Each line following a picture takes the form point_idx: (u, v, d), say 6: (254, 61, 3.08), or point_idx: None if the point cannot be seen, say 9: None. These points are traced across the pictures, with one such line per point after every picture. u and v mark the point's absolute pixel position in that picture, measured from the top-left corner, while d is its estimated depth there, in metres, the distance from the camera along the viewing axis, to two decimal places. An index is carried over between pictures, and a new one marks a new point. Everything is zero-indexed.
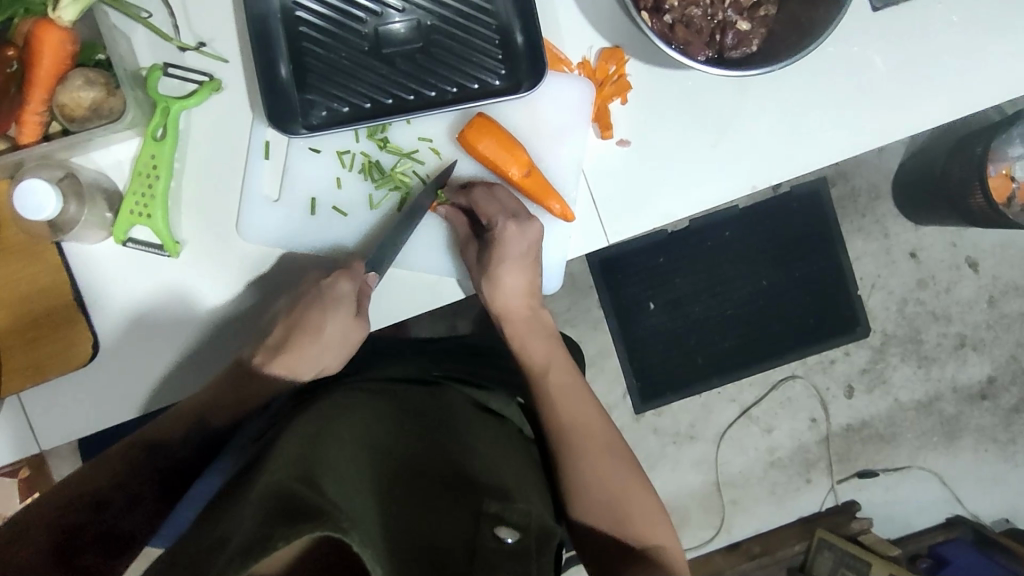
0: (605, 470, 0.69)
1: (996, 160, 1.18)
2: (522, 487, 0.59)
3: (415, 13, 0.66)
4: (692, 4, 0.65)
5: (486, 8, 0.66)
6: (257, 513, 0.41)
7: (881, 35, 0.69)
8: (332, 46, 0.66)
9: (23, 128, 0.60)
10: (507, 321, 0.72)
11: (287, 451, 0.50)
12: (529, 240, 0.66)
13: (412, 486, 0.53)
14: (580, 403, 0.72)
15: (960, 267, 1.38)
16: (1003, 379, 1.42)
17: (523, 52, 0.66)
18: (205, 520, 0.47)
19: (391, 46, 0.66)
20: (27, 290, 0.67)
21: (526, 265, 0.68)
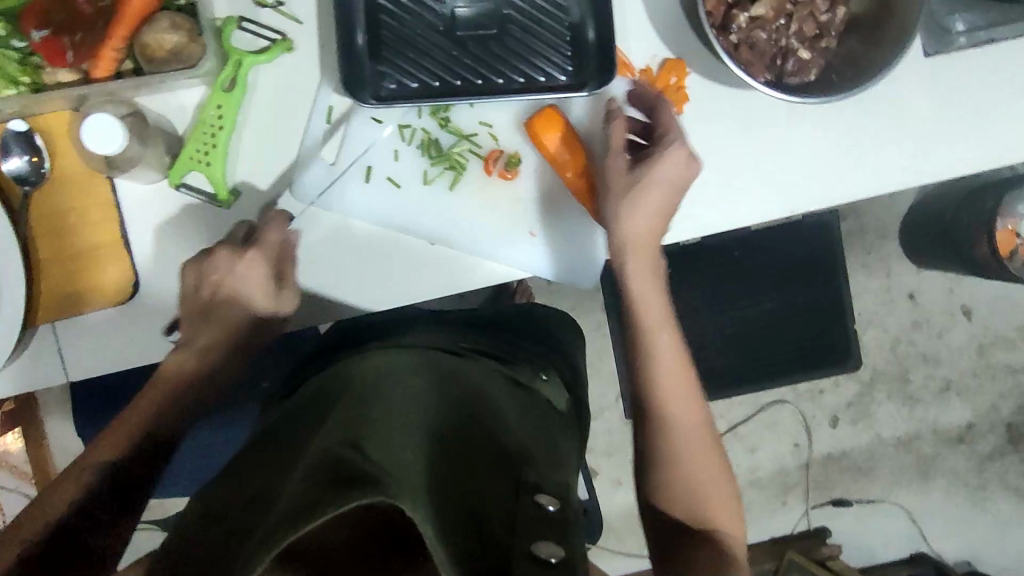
0: (687, 438, 0.67)
1: (1005, 215, 1.19)
2: (551, 456, 0.63)
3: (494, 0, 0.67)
4: (758, 27, 0.67)
5: (561, 5, 0.68)
6: (312, 482, 0.47)
7: (929, 80, 0.72)
8: (408, 22, 0.67)
9: (98, 62, 0.61)
10: (632, 255, 0.68)
11: (336, 422, 0.56)
12: (676, 176, 0.66)
13: (461, 440, 0.57)
14: (682, 376, 0.69)
15: (954, 313, 1.43)
16: (982, 427, 1.46)
17: (591, 53, 0.68)
18: (262, 490, 0.53)
19: (467, 30, 0.67)
20: (77, 221, 0.68)
21: (670, 194, 0.67)
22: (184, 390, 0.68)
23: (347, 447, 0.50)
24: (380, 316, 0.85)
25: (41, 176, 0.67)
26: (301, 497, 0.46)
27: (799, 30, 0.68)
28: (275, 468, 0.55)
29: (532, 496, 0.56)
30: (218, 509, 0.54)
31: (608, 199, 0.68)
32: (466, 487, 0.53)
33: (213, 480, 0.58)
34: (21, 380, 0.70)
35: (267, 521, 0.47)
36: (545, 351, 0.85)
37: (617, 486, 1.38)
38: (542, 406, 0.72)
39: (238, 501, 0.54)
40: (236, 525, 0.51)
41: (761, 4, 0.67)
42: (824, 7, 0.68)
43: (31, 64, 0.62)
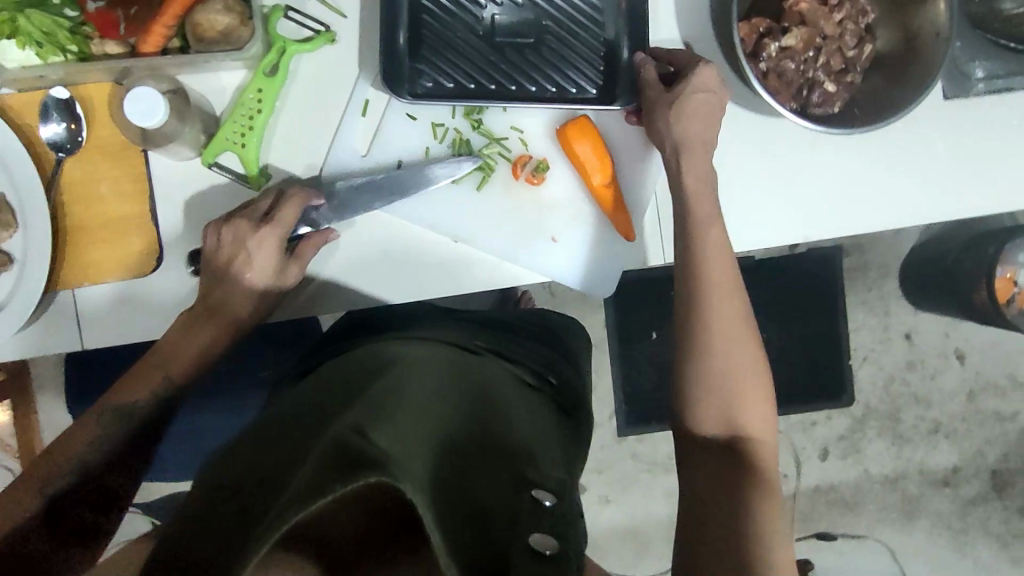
0: (738, 365, 0.63)
1: (1005, 263, 1.21)
2: (553, 456, 0.63)
3: (535, 12, 0.69)
4: (787, 57, 0.69)
5: (599, 23, 0.70)
6: (320, 465, 0.47)
7: (945, 121, 0.74)
8: (450, 24, 0.69)
9: (147, 38, 0.63)
10: (686, 160, 0.66)
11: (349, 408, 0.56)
12: (711, 91, 0.66)
13: (464, 433, 0.58)
14: (729, 288, 0.65)
15: (948, 357, 1.45)
16: (968, 471, 1.48)
17: (624, 71, 0.70)
18: (272, 471, 0.53)
19: (506, 37, 0.69)
20: (107, 191, 0.69)
21: (710, 98, 0.66)
22: (180, 365, 0.69)
23: (354, 432, 0.51)
24: (386, 310, 0.85)
25: (76, 143, 0.68)
26: (309, 478, 0.46)
27: (826, 63, 0.70)
28: (283, 452, 0.55)
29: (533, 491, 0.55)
30: (228, 486, 0.54)
31: (656, 109, 0.67)
32: (467, 479, 0.53)
33: (223, 460, 0.58)
34: (35, 344, 0.70)
35: (275, 505, 0.47)
36: (551, 355, 0.86)
37: (605, 503, 1.38)
38: (547, 410, 0.73)
39: (249, 481, 0.53)
40: (245, 503, 0.51)
41: (792, 35, 0.69)
42: (852, 43, 0.71)
43: (82, 33, 0.64)
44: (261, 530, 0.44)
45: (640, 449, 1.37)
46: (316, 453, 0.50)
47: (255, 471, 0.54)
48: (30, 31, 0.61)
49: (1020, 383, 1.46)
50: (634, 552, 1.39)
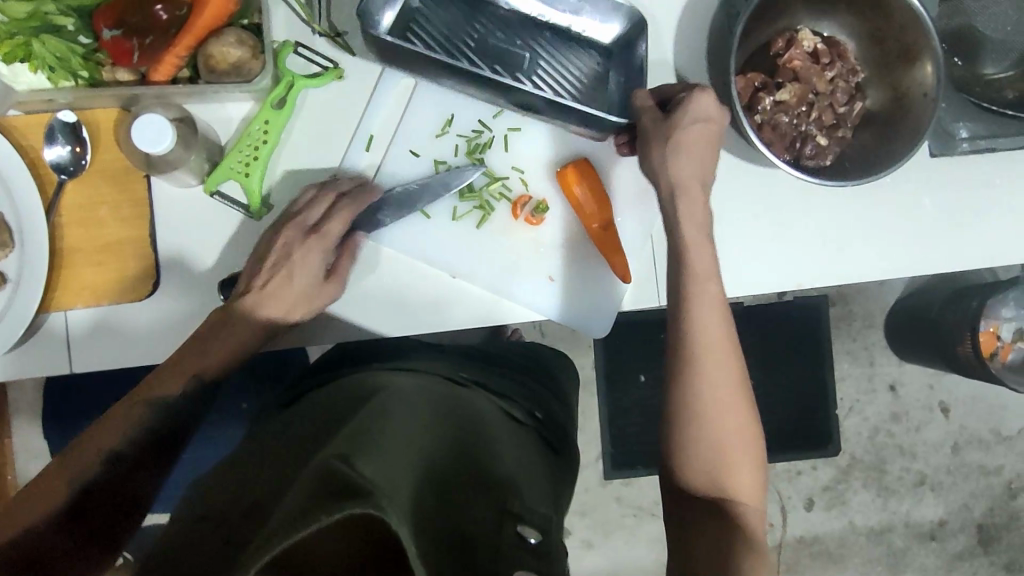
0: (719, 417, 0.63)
1: (987, 316, 1.23)
2: (538, 491, 0.62)
3: (530, 52, 0.73)
4: (781, 111, 0.72)
5: (587, 81, 0.74)
6: (304, 493, 0.46)
7: (931, 178, 0.76)
8: (446, 41, 0.72)
9: (159, 67, 0.64)
10: (681, 198, 0.66)
11: (337, 435, 0.55)
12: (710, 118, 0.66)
13: (448, 460, 0.57)
14: (723, 349, 0.65)
15: (932, 409, 1.46)
16: (954, 525, 1.47)
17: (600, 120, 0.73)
18: (258, 500, 0.52)
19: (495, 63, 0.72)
20: (107, 215, 0.69)
21: (710, 128, 0.66)
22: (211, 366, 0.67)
23: (339, 458, 0.50)
24: (373, 341, 0.83)
25: (79, 167, 0.68)
26: (295, 506, 0.45)
27: (818, 118, 0.73)
28: (268, 480, 0.54)
29: (517, 526, 0.54)
30: (214, 516, 0.52)
31: (652, 143, 0.66)
32: (451, 509, 0.53)
33: (207, 488, 0.57)
34: (24, 366, 0.69)
35: (259, 534, 0.46)
36: (539, 389, 0.85)
37: (589, 547, 1.36)
38: (535, 446, 0.72)
39: (234, 510, 0.52)
40: (230, 534, 0.50)
41: (787, 90, 0.72)
42: (843, 100, 0.73)
43: (95, 60, 0.65)
44: (245, 557, 0.43)
45: (626, 494, 1.36)
46: (301, 480, 0.49)
47: (238, 498, 0.53)
48: (44, 55, 0.62)
49: (1003, 437, 1.47)
50: None
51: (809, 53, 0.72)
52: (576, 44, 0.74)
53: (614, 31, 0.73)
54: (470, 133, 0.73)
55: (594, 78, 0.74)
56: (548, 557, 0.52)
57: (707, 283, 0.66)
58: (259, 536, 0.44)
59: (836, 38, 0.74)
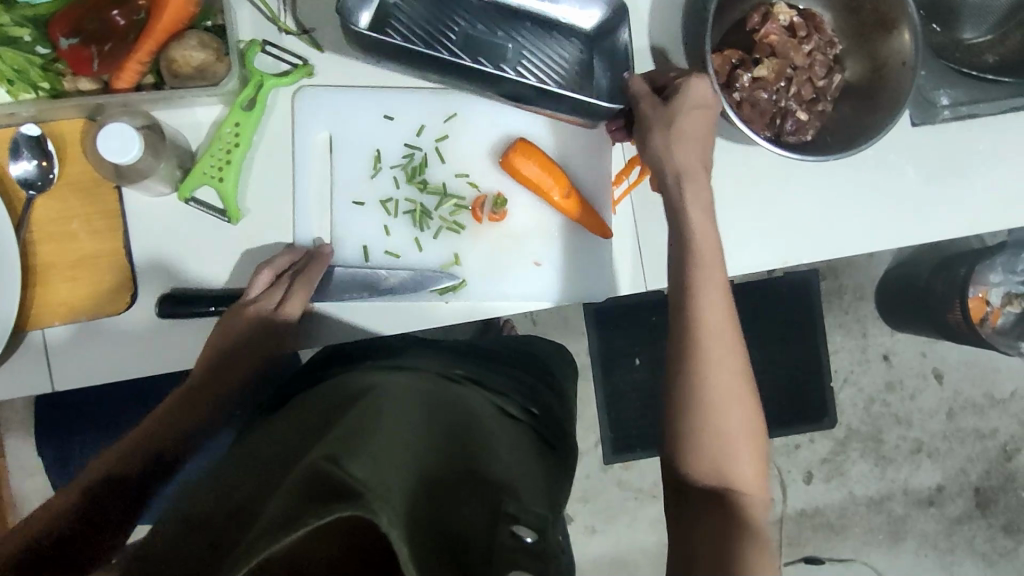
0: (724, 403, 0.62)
1: (976, 283, 1.24)
2: (533, 489, 0.61)
3: (512, 38, 0.71)
4: (760, 88, 0.71)
5: (575, 63, 0.72)
6: (292, 494, 0.45)
7: (915, 148, 0.76)
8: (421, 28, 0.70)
9: (121, 73, 0.62)
10: (688, 184, 0.65)
11: (328, 435, 0.54)
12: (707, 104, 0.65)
13: (441, 462, 0.56)
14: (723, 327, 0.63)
15: (926, 377, 1.46)
16: (951, 489, 1.48)
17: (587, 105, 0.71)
18: (245, 502, 0.51)
19: (474, 52, 0.70)
20: (80, 228, 0.68)
21: (706, 115, 0.66)
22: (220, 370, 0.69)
23: (327, 457, 0.49)
24: (359, 343, 0.82)
25: (47, 180, 0.67)
26: (283, 509, 0.44)
27: (797, 93, 0.71)
28: (257, 483, 0.53)
29: (513, 527, 0.52)
30: (200, 519, 0.51)
31: (652, 130, 0.65)
32: (445, 512, 0.52)
33: (193, 494, 0.56)
34: (4, 386, 0.68)
35: (247, 537, 0.45)
36: (534, 385, 0.85)
37: (592, 533, 1.36)
38: (529, 442, 0.71)
39: (220, 513, 0.51)
40: (216, 539, 0.49)
41: (764, 66, 0.70)
42: (822, 73, 0.72)
43: (54, 70, 0.63)
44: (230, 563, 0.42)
45: (626, 477, 1.36)
46: (289, 481, 0.48)
47: (225, 503, 0.52)
48: (1, 69, 0.61)
49: (997, 401, 1.48)
50: None
51: (785, 26, 0.72)
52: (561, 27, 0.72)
53: (593, 18, 0.71)
54: (404, 159, 0.72)
55: (581, 61, 0.72)
56: (546, 557, 0.51)
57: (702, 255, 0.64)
58: (245, 542, 0.43)
59: (812, 11, 0.73)
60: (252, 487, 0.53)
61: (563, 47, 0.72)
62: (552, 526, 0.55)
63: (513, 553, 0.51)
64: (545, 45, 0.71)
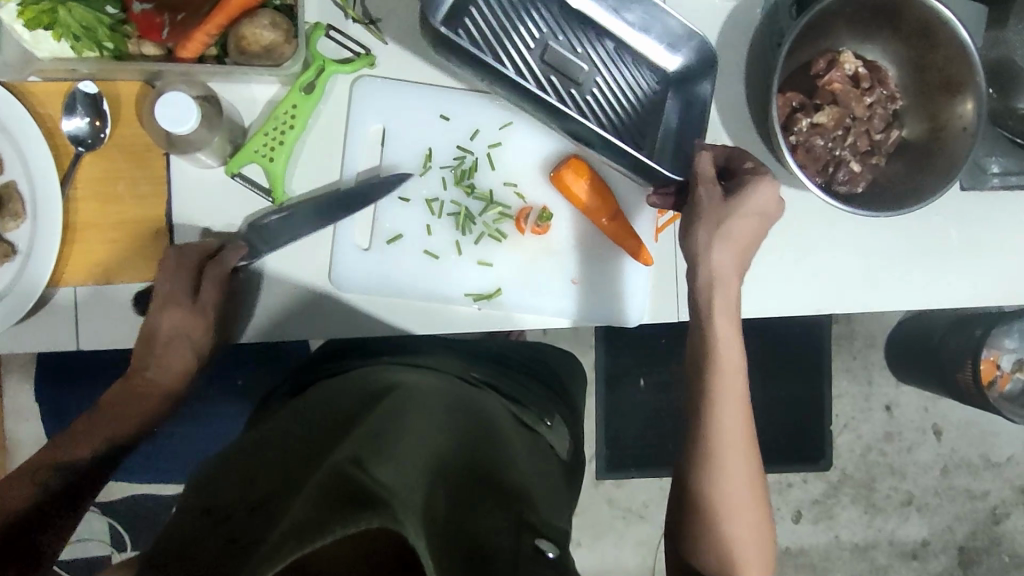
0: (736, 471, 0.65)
1: (991, 344, 1.24)
2: (548, 504, 0.62)
3: (589, 63, 0.71)
4: (817, 134, 0.71)
5: (646, 103, 0.72)
6: (315, 499, 0.45)
7: (958, 211, 0.76)
8: (495, 30, 0.69)
9: (187, 44, 0.62)
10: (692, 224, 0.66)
11: (352, 434, 0.54)
12: (764, 205, 0.64)
13: (462, 469, 0.56)
14: (738, 413, 0.66)
15: (925, 431, 1.47)
16: (936, 545, 1.48)
17: (660, 152, 0.71)
18: (266, 497, 0.51)
19: (552, 67, 0.70)
20: (123, 191, 0.68)
21: (760, 222, 0.65)
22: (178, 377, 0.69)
23: (353, 462, 0.49)
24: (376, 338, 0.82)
25: (98, 140, 0.66)
26: (307, 510, 0.44)
27: (853, 143, 0.72)
28: (277, 479, 0.53)
29: (536, 540, 0.52)
30: (220, 508, 0.51)
31: (702, 219, 0.64)
32: (465, 519, 0.52)
33: (213, 473, 0.57)
34: (30, 337, 0.68)
35: (269, 539, 0.45)
36: (550, 395, 0.85)
37: (577, 546, 1.36)
38: (546, 455, 0.72)
39: (241, 506, 0.51)
40: (236, 532, 0.49)
41: (824, 113, 0.70)
42: (879, 127, 0.72)
43: (121, 32, 0.62)
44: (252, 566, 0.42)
45: (618, 495, 1.36)
46: (312, 484, 0.48)
47: (243, 494, 0.52)
48: (69, 23, 0.59)
49: (992, 463, 1.48)
50: None
51: (849, 76, 0.72)
52: (636, 64, 0.72)
53: (677, 62, 0.72)
54: (453, 161, 0.71)
55: (651, 104, 0.72)
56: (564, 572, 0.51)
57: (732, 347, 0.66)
58: (267, 546, 0.43)
59: (877, 63, 0.73)
60: (272, 483, 0.52)
61: (637, 85, 0.72)
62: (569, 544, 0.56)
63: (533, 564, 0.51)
64: (624, 68, 0.72)
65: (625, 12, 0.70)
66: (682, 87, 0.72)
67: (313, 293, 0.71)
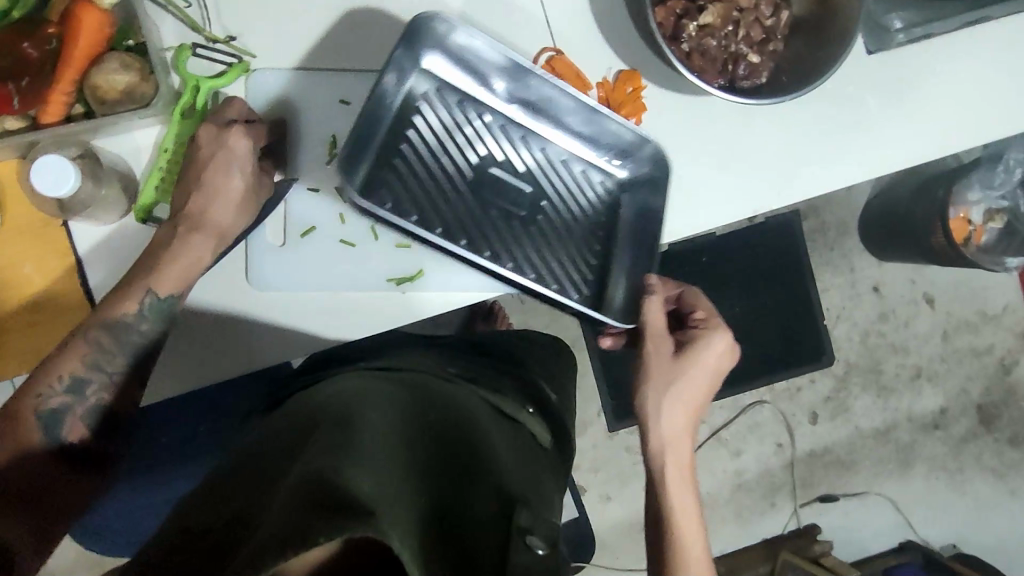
0: (697, 549, 0.67)
1: (957, 204, 1.22)
2: (533, 496, 0.60)
3: (533, 183, 0.71)
4: (708, 35, 0.69)
5: (594, 213, 0.73)
6: (295, 506, 0.43)
7: (873, 75, 0.74)
8: (432, 164, 0.68)
9: (46, 107, 0.61)
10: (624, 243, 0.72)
11: (322, 439, 0.52)
12: (715, 358, 0.72)
13: (440, 473, 0.55)
14: (695, 522, 0.69)
15: (918, 302, 1.46)
16: (955, 410, 1.48)
17: (613, 277, 0.72)
18: (242, 508, 0.49)
19: (496, 195, 0.70)
20: (32, 271, 0.66)
21: (710, 379, 0.73)
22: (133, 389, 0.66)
23: (329, 469, 0.47)
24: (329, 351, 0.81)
25: None
26: (284, 522, 0.42)
27: (747, 36, 0.70)
28: (251, 486, 0.51)
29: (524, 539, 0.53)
30: (200, 526, 0.49)
31: (654, 370, 0.71)
32: (448, 527, 0.50)
33: (188, 493, 0.54)
34: None
35: (250, 543, 0.43)
36: (519, 374, 0.85)
37: (607, 501, 1.36)
38: (522, 440, 0.70)
39: (219, 519, 0.49)
40: (215, 547, 0.47)
41: (709, 13, 0.69)
42: (768, 12, 0.70)
43: None
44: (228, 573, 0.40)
45: (633, 442, 1.36)
46: (286, 491, 0.46)
47: (217, 509, 0.51)
48: None
49: (990, 317, 1.48)
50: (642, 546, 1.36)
51: None
52: (582, 173, 0.72)
53: (623, 171, 0.73)
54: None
55: (601, 216, 0.73)
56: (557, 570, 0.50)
57: (687, 497, 0.70)
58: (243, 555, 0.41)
59: None
60: (249, 489, 0.51)
61: (582, 196, 0.72)
62: (560, 537, 0.55)
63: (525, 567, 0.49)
64: (568, 187, 0.72)
65: (567, 120, 0.71)
66: (635, 193, 0.72)
67: (239, 316, 0.70)
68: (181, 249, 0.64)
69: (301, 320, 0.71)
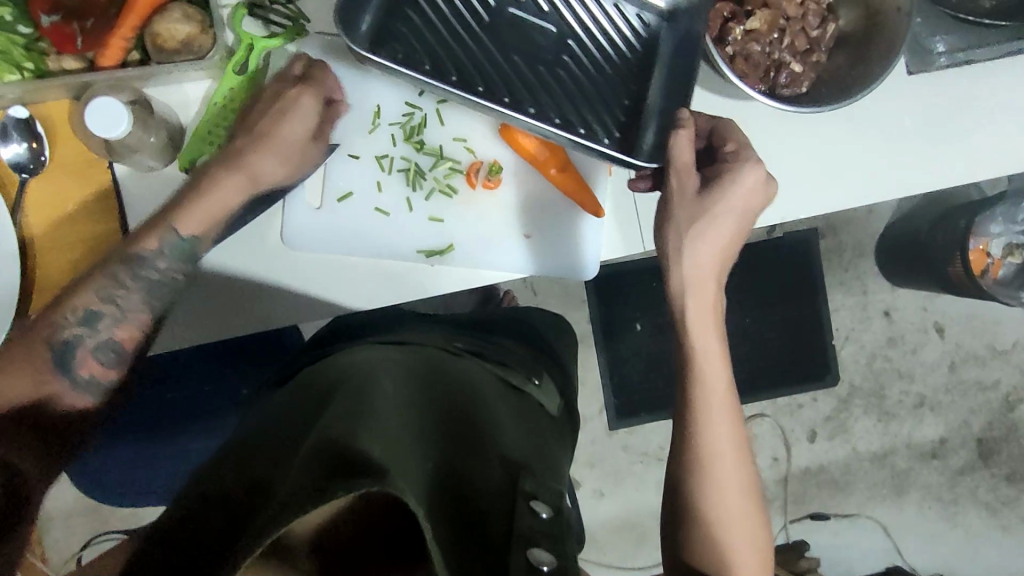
0: (720, 416, 0.64)
1: (977, 235, 1.22)
2: (540, 470, 0.61)
3: (558, 23, 0.70)
4: (752, 40, 0.70)
5: (630, 57, 0.71)
6: (310, 471, 0.43)
7: (910, 96, 0.75)
8: (444, 10, 0.69)
9: (105, 51, 0.63)
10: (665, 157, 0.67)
11: (335, 411, 0.53)
12: (747, 189, 0.64)
13: (445, 443, 0.55)
14: (724, 390, 0.65)
15: (927, 331, 1.46)
16: (954, 441, 1.49)
17: (647, 117, 0.69)
18: (261, 479, 0.48)
19: (516, 38, 0.70)
20: (76, 209, 0.68)
21: (743, 212, 0.65)
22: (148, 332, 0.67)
23: (341, 438, 0.47)
24: (350, 320, 0.83)
25: (40, 163, 0.67)
26: (302, 484, 0.42)
27: (790, 45, 0.71)
28: (270, 459, 0.51)
29: (529, 502, 0.52)
30: (217, 496, 0.49)
31: (675, 207, 0.64)
32: (455, 489, 0.51)
33: (208, 464, 0.54)
34: None
35: (268, 507, 0.42)
36: (530, 351, 0.86)
37: (600, 497, 1.37)
38: (532, 416, 0.71)
39: (237, 488, 0.49)
40: (232, 515, 0.46)
41: (755, 18, 0.71)
42: (815, 23, 0.72)
43: (38, 49, 0.64)
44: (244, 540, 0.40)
45: (631, 441, 1.36)
46: (302, 460, 0.46)
47: (237, 478, 0.50)
48: None
49: (998, 352, 1.48)
50: (632, 544, 1.38)
51: None
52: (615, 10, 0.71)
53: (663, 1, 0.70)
54: (402, 118, 0.72)
55: (639, 56, 0.71)
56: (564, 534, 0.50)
57: (718, 368, 0.65)
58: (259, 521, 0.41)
59: None
60: (266, 463, 0.51)
61: (616, 35, 0.71)
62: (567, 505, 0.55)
63: (531, 531, 0.47)
64: (600, 27, 0.71)
65: None
66: (678, 24, 0.69)
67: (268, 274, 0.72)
68: (216, 206, 0.66)
69: (330, 288, 0.73)
